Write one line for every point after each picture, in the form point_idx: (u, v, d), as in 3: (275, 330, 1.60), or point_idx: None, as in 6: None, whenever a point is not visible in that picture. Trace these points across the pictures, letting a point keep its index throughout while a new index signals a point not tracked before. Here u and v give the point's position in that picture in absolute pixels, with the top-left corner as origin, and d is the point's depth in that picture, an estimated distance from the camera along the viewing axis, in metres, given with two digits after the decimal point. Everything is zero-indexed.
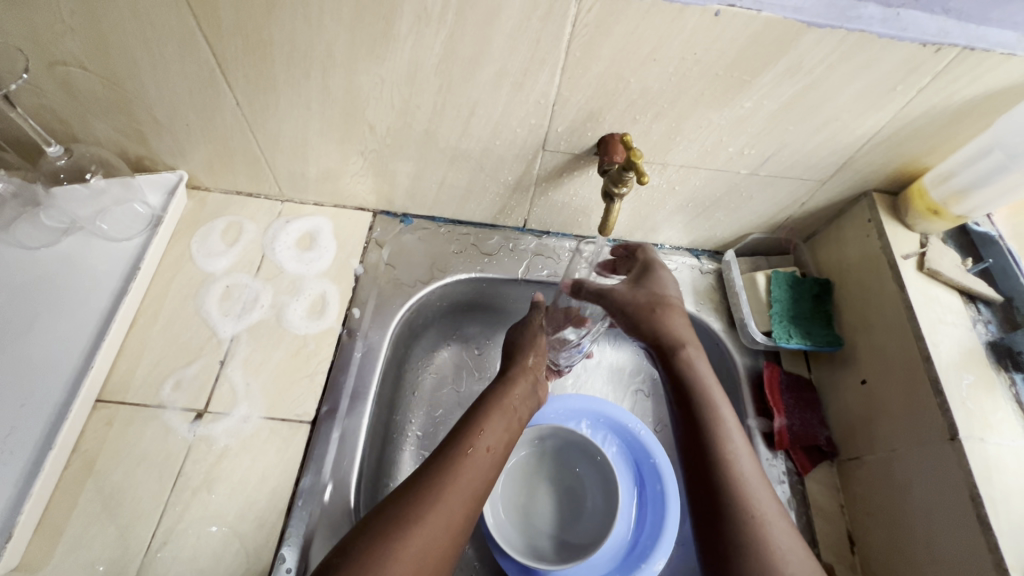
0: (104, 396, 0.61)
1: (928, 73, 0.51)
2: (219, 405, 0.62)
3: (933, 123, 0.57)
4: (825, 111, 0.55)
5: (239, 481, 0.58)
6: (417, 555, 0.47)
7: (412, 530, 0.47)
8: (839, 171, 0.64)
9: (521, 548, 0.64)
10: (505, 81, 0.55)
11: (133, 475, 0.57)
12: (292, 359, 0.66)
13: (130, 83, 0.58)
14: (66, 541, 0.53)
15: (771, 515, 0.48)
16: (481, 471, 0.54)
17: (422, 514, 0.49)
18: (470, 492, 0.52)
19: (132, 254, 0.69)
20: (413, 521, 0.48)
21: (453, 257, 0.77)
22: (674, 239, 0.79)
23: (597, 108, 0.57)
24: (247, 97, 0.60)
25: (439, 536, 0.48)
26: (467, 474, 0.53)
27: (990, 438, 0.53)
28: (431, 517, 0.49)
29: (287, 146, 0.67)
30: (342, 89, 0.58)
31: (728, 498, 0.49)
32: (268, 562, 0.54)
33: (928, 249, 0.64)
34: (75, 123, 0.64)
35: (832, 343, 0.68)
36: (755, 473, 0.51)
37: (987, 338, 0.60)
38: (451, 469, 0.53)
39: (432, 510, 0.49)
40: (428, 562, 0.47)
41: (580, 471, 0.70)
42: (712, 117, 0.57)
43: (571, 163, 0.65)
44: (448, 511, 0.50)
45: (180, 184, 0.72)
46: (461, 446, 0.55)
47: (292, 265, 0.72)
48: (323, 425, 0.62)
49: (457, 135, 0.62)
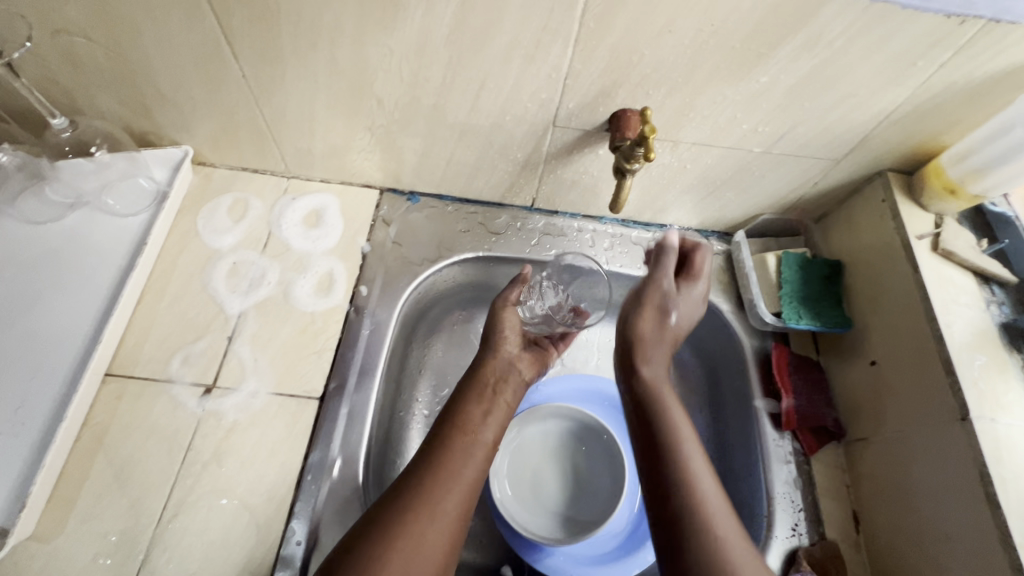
0: (114, 371, 0.61)
1: (951, 46, 0.49)
2: (227, 380, 0.62)
3: (953, 100, 0.55)
4: (843, 87, 0.54)
5: (249, 456, 0.58)
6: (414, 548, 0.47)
7: (406, 527, 0.48)
8: (854, 149, 0.63)
9: (527, 525, 0.65)
10: (516, 53, 0.54)
11: (143, 448, 0.57)
12: (300, 336, 0.66)
13: (134, 54, 0.57)
14: (78, 512, 0.54)
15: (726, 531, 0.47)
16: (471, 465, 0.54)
17: (416, 510, 0.49)
18: (463, 485, 0.53)
19: (138, 229, 0.69)
20: (406, 522, 0.48)
21: (460, 236, 0.76)
22: (683, 220, 0.78)
23: (611, 83, 0.56)
24: (254, 69, 0.58)
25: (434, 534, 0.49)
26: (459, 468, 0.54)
27: (1001, 418, 0.52)
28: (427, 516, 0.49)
29: (293, 120, 0.66)
30: (350, 62, 0.57)
31: (687, 513, 0.48)
32: (278, 534, 0.55)
33: (943, 230, 0.63)
34: (78, 96, 0.63)
35: (842, 324, 0.68)
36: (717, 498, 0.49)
37: (1000, 319, 0.59)
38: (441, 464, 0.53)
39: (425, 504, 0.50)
40: (424, 560, 0.47)
41: (587, 450, 0.70)
42: (727, 93, 0.56)
43: (582, 140, 0.64)
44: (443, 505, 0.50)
45: (185, 159, 0.72)
46: (452, 441, 0.55)
47: (298, 242, 0.72)
48: (330, 401, 0.62)
49: (467, 110, 0.61)
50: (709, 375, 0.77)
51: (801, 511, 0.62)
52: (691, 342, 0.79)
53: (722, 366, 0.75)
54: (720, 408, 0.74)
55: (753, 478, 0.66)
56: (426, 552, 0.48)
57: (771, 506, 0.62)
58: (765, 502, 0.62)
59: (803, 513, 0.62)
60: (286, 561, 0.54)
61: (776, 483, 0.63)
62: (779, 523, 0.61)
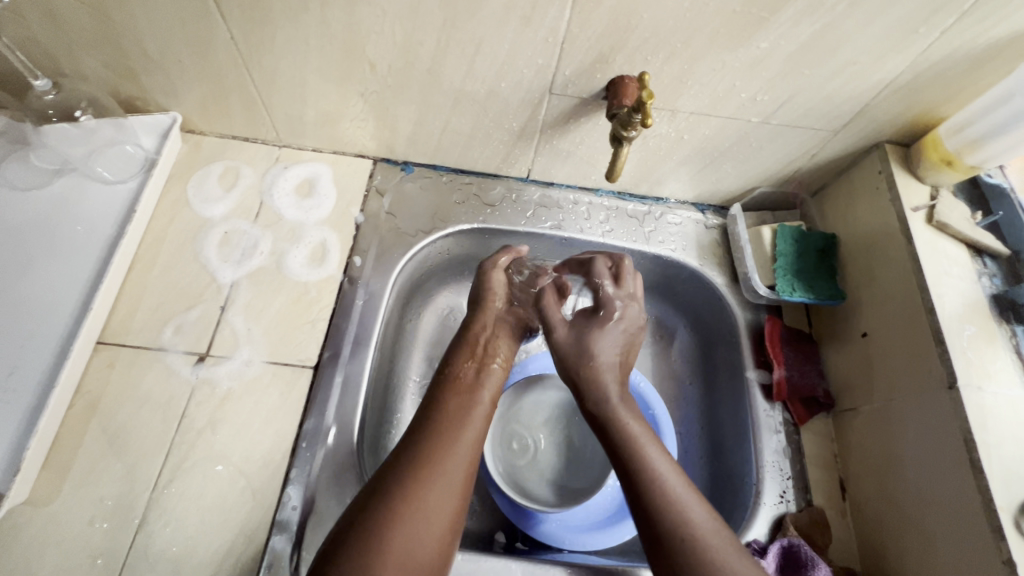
0: (105, 339, 0.61)
1: (954, 12, 0.49)
2: (220, 349, 0.62)
3: (954, 69, 0.55)
4: (843, 54, 0.54)
5: (243, 423, 0.58)
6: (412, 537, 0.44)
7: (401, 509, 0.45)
8: (853, 120, 0.63)
9: (522, 491, 0.66)
10: (512, 15, 0.52)
11: (138, 415, 0.57)
12: (294, 305, 0.65)
13: (117, 12, 0.55)
14: (73, 477, 0.54)
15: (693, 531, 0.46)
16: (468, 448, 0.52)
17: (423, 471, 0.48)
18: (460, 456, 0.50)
19: (127, 197, 0.68)
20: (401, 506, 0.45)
21: (455, 207, 0.75)
22: (679, 193, 0.78)
23: (608, 48, 0.55)
24: (242, 30, 0.57)
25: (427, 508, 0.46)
26: (455, 453, 0.50)
27: (988, 386, 0.53)
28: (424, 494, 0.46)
29: (283, 85, 0.64)
30: (342, 22, 0.55)
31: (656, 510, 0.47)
32: (273, 500, 0.55)
33: (938, 202, 0.63)
34: (61, 58, 0.61)
35: (835, 296, 0.68)
36: (690, 497, 0.48)
37: (992, 290, 0.60)
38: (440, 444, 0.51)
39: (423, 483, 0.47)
40: (430, 528, 0.45)
41: (580, 420, 0.72)
42: (726, 59, 0.55)
43: (579, 108, 0.63)
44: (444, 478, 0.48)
45: (173, 127, 0.70)
46: (442, 427, 0.52)
47: (291, 212, 0.71)
48: (325, 369, 0.62)
49: (461, 75, 0.60)
50: (703, 348, 0.78)
51: (789, 479, 0.63)
52: (686, 315, 0.80)
53: (716, 338, 0.76)
54: (712, 379, 0.75)
55: (743, 448, 0.67)
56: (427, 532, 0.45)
57: (760, 474, 0.63)
58: (754, 470, 0.63)
59: (791, 481, 0.63)
60: (282, 524, 0.54)
61: (765, 452, 0.64)
62: (767, 489, 0.62)
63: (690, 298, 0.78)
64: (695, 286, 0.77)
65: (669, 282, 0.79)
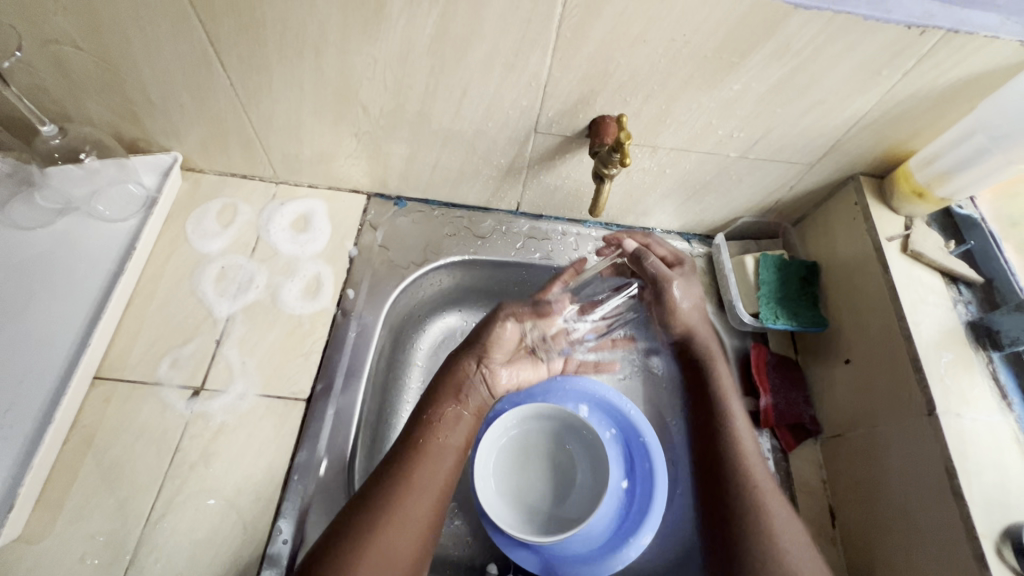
0: (102, 374, 0.62)
1: (914, 55, 0.51)
2: (215, 383, 0.63)
3: (919, 106, 0.57)
4: (813, 94, 0.56)
5: (236, 457, 0.59)
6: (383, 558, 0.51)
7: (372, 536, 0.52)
8: (827, 153, 0.65)
9: (515, 523, 0.66)
10: (497, 62, 0.55)
11: (132, 450, 0.58)
12: (287, 338, 0.67)
13: (123, 62, 0.58)
14: (66, 514, 0.55)
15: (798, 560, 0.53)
16: (431, 493, 0.57)
17: (391, 504, 0.54)
18: (430, 484, 0.57)
19: (128, 234, 0.70)
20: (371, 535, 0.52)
21: (447, 240, 0.77)
22: (665, 223, 0.80)
23: (588, 91, 0.58)
24: (241, 77, 0.60)
25: (390, 555, 0.52)
26: (421, 481, 0.57)
27: (967, 413, 0.54)
28: (391, 521, 0.53)
29: (280, 127, 0.67)
30: (336, 70, 0.58)
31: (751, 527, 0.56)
32: (264, 534, 0.56)
33: (912, 232, 0.65)
34: (67, 103, 0.64)
35: (818, 323, 0.70)
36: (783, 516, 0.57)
37: (967, 317, 0.61)
38: (388, 506, 0.54)
39: (391, 512, 0.54)
40: (397, 550, 0.52)
41: (571, 448, 0.72)
42: (702, 100, 0.58)
43: (563, 145, 0.66)
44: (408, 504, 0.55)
45: (174, 166, 0.73)
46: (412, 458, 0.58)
47: (287, 247, 0.73)
48: (318, 401, 0.63)
49: (450, 116, 0.63)
50: None
51: None
52: None
53: None
54: None
55: None
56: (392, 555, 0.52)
57: None
58: None
59: None
60: (273, 559, 0.55)
61: None
62: None
63: None
64: None
65: None
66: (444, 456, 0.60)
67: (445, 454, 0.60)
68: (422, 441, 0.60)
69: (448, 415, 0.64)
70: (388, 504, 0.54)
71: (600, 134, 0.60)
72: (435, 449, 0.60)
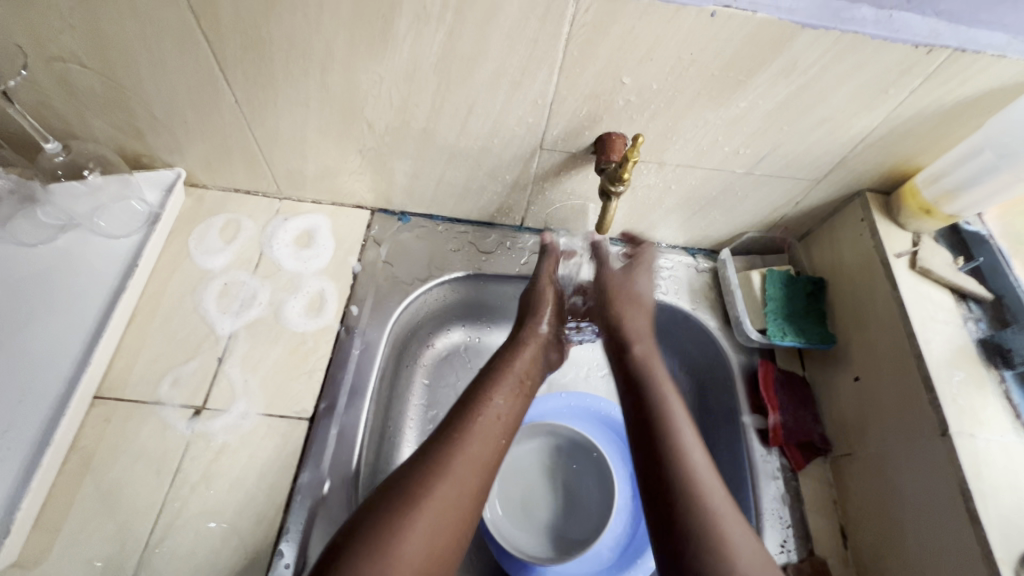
0: (102, 393, 0.61)
1: (920, 74, 0.51)
2: (217, 402, 0.62)
3: (925, 124, 0.57)
4: (819, 112, 0.56)
5: (237, 478, 0.58)
6: (434, 522, 0.49)
7: (423, 497, 0.50)
8: (833, 170, 0.65)
9: (519, 544, 0.66)
10: (503, 80, 0.55)
11: (132, 471, 0.57)
12: (290, 356, 0.66)
13: (128, 79, 0.58)
14: (64, 538, 0.53)
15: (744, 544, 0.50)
16: (478, 468, 0.54)
17: (444, 467, 0.52)
18: (486, 446, 0.56)
19: (130, 250, 0.69)
20: (422, 494, 0.50)
21: (451, 255, 0.77)
22: (670, 238, 0.80)
23: (594, 109, 0.58)
24: (247, 94, 0.60)
25: (431, 531, 0.49)
26: (477, 444, 0.55)
27: (980, 434, 0.53)
28: (442, 483, 0.51)
29: (284, 143, 0.67)
30: (341, 87, 0.58)
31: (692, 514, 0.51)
32: (266, 558, 0.54)
33: (920, 248, 0.65)
34: (72, 120, 0.64)
35: (826, 340, 0.69)
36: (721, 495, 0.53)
37: (978, 335, 0.61)
38: (442, 466, 0.52)
39: (445, 473, 0.52)
40: (448, 514, 0.50)
41: (577, 468, 0.71)
42: (708, 117, 0.58)
43: (569, 162, 0.66)
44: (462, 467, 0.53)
45: (178, 181, 0.73)
46: (465, 418, 0.57)
47: (290, 263, 0.73)
48: (321, 421, 0.62)
49: (455, 133, 0.63)
50: (698, 391, 0.78)
51: (790, 527, 0.62)
52: (680, 358, 0.80)
53: (710, 382, 0.76)
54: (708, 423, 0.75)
55: (741, 495, 0.66)
56: (442, 516, 0.50)
57: (759, 523, 0.62)
58: (753, 519, 0.63)
59: (792, 530, 0.62)
60: None
61: (765, 499, 0.63)
62: (768, 540, 0.61)
63: (683, 341, 0.79)
64: (688, 330, 0.78)
65: (663, 325, 0.80)
66: (493, 430, 0.57)
67: (497, 413, 0.59)
68: (473, 412, 0.58)
69: (506, 380, 0.63)
70: (442, 465, 0.52)
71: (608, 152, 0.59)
72: (484, 422, 0.57)
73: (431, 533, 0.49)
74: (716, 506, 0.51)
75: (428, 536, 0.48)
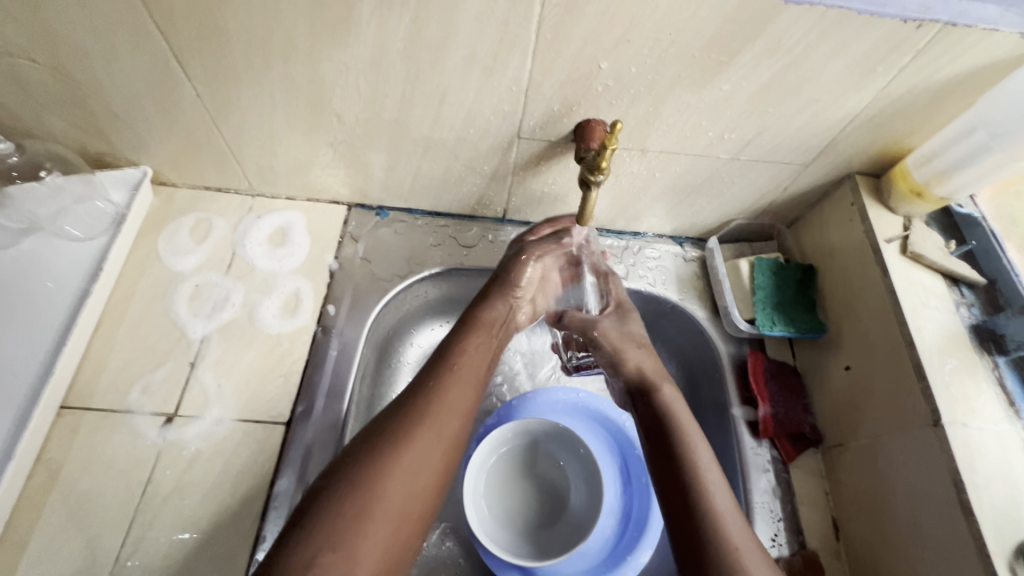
0: (69, 403, 0.59)
1: (909, 51, 0.49)
2: (189, 408, 0.60)
3: (916, 103, 0.55)
4: (805, 92, 0.54)
5: (211, 487, 0.56)
6: (414, 466, 0.47)
7: (406, 441, 0.48)
8: (822, 153, 0.63)
9: (508, 545, 0.64)
10: (474, 66, 0.53)
11: (101, 483, 0.55)
12: (265, 359, 0.64)
13: (81, 74, 0.55)
14: (31, 554, 0.52)
15: (750, 556, 0.47)
16: (455, 419, 0.51)
17: (424, 410, 0.50)
18: (466, 395, 0.54)
19: (96, 253, 0.66)
20: (403, 437, 0.48)
21: (431, 251, 0.75)
22: (657, 227, 0.77)
23: (571, 95, 0.55)
24: (208, 87, 0.57)
25: (410, 477, 0.46)
26: (455, 393, 0.53)
27: (973, 422, 0.52)
28: (422, 427, 0.49)
29: (252, 137, 0.64)
30: (306, 77, 0.55)
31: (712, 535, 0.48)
32: (242, 567, 0.53)
33: (911, 232, 0.63)
34: (27, 118, 0.61)
35: (816, 329, 0.68)
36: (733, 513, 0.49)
37: (971, 321, 0.59)
38: (421, 411, 0.50)
39: (423, 418, 0.50)
40: (428, 460, 0.48)
41: (564, 464, 0.70)
42: (690, 101, 0.55)
43: (548, 151, 0.63)
44: (442, 415, 0.51)
45: (144, 180, 0.70)
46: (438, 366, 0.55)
47: (263, 262, 0.70)
48: (297, 425, 0.61)
49: (429, 124, 0.60)
50: (688, 383, 0.76)
51: (781, 520, 0.61)
52: (668, 349, 0.78)
53: (700, 373, 0.74)
54: (698, 415, 0.74)
55: (733, 490, 0.65)
56: (423, 467, 0.47)
57: (750, 516, 0.61)
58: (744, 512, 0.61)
59: (783, 523, 0.61)
60: None
61: (755, 492, 0.62)
62: (759, 533, 0.60)
63: (672, 333, 0.77)
64: (677, 321, 0.76)
65: (652, 317, 0.78)
66: (472, 378, 0.55)
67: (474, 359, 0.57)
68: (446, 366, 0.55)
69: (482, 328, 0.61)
70: (421, 413, 0.50)
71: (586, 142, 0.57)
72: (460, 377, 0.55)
73: (410, 478, 0.46)
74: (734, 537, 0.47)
75: (407, 482, 0.46)
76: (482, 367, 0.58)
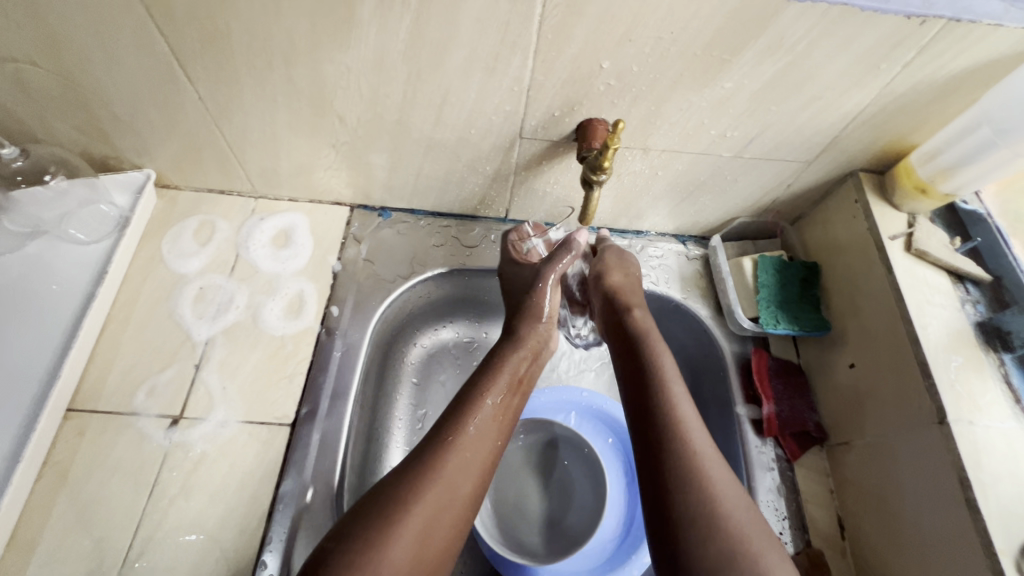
0: (76, 406, 0.60)
1: (913, 47, 0.49)
2: (194, 411, 0.60)
3: (920, 99, 0.55)
4: (808, 90, 0.54)
5: (218, 489, 0.56)
6: (423, 532, 0.47)
7: (415, 504, 0.47)
8: (825, 150, 0.62)
9: (512, 545, 0.64)
10: (476, 66, 0.52)
11: (109, 485, 0.56)
12: (270, 360, 0.64)
13: (84, 78, 0.55)
14: (40, 556, 0.52)
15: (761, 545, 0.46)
16: (469, 478, 0.51)
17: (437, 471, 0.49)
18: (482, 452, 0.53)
19: (100, 256, 0.67)
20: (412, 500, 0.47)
21: (434, 251, 0.75)
22: (659, 226, 0.77)
23: (572, 95, 0.55)
24: (210, 90, 0.57)
25: (420, 542, 0.46)
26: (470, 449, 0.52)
27: (979, 420, 0.52)
28: (432, 490, 0.48)
29: (254, 139, 0.64)
30: (308, 79, 0.55)
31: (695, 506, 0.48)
32: (249, 568, 0.53)
33: (916, 229, 0.63)
34: (31, 123, 0.61)
35: (821, 327, 0.67)
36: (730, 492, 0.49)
37: (976, 318, 0.59)
38: (432, 472, 0.49)
39: (435, 480, 0.49)
40: (437, 525, 0.47)
41: (568, 464, 0.70)
42: (692, 100, 0.55)
43: (550, 150, 0.63)
44: (455, 477, 0.50)
45: (148, 183, 0.70)
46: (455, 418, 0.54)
47: (267, 264, 0.70)
48: (302, 426, 0.61)
49: (431, 124, 0.60)
50: (692, 382, 0.76)
51: (786, 519, 0.61)
52: (672, 347, 0.78)
53: (704, 371, 0.74)
54: (702, 413, 0.74)
55: None
56: (430, 532, 0.47)
57: None
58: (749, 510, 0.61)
59: (788, 522, 0.61)
60: None
61: (760, 491, 0.62)
62: None
63: (676, 331, 0.77)
64: (680, 319, 0.76)
65: (656, 316, 0.78)
66: (489, 432, 0.54)
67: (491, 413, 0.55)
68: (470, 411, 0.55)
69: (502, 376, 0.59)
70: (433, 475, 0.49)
71: (588, 140, 0.57)
72: (481, 422, 0.54)
73: (419, 546, 0.46)
74: (725, 514, 0.47)
75: (416, 551, 0.46)
76: (506, 414, 0.57)
